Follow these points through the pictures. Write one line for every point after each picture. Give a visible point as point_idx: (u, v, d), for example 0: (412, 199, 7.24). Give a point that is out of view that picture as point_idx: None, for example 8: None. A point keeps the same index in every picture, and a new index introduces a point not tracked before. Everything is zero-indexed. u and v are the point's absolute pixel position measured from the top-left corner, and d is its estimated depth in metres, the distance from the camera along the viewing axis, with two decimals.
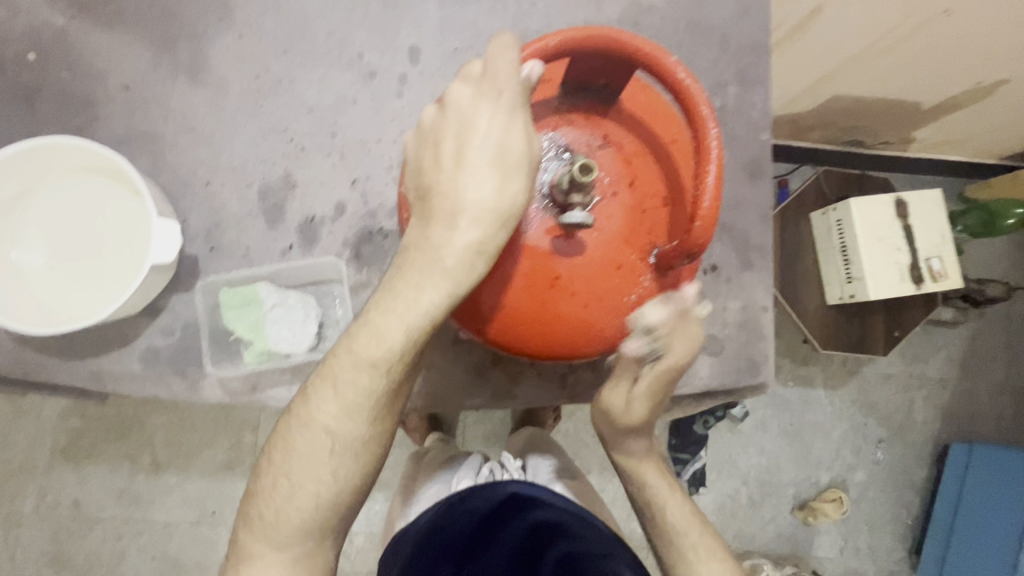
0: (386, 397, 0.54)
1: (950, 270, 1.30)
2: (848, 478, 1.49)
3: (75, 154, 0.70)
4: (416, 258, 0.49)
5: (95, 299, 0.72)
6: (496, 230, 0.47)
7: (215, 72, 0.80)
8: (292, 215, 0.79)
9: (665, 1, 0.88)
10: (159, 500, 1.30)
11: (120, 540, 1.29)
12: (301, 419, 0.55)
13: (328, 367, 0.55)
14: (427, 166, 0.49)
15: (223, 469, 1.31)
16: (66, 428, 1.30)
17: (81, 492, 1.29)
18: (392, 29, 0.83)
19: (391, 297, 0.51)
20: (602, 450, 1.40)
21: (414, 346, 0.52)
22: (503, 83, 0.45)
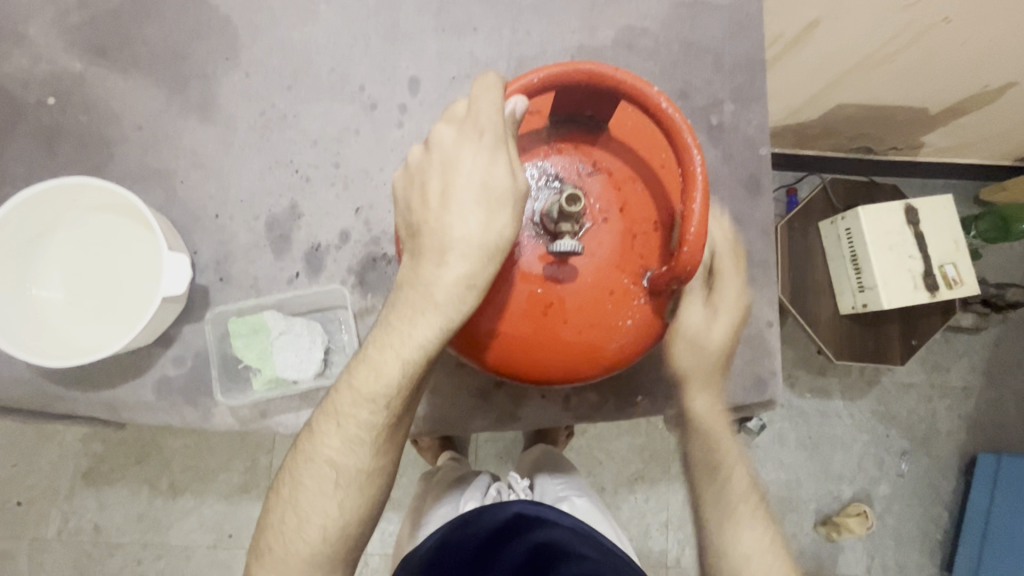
0: (386, 432, 0.55)
1: (965, 275, 1.27)
2: (871, 492, 1.45)
3: (91, 192, 0.73)
4: (408, 295, 0.51)
5: (111, 331, 0.74)
6: (484, 264, 0.49)
7: (223, 109, 0.83)
8: (298, 244, 0.82)
9: (657, 24, 0.90)
10: (177, 523, 1.32)
11: (140, 565, 1.31)
12: (305, 454, 0.57)
13: (330, 402, 0.56)
14: (416, 206, 0.50)
15: (239, 492, 1.33)
16: (87, 454, 1.32)
17: (102, 516, 1.31)
18: (392, 62, 0.86)
19: (388, 334, 0.52)
20: (616, 467, 1.39)
21: (410, 380, 0.53)
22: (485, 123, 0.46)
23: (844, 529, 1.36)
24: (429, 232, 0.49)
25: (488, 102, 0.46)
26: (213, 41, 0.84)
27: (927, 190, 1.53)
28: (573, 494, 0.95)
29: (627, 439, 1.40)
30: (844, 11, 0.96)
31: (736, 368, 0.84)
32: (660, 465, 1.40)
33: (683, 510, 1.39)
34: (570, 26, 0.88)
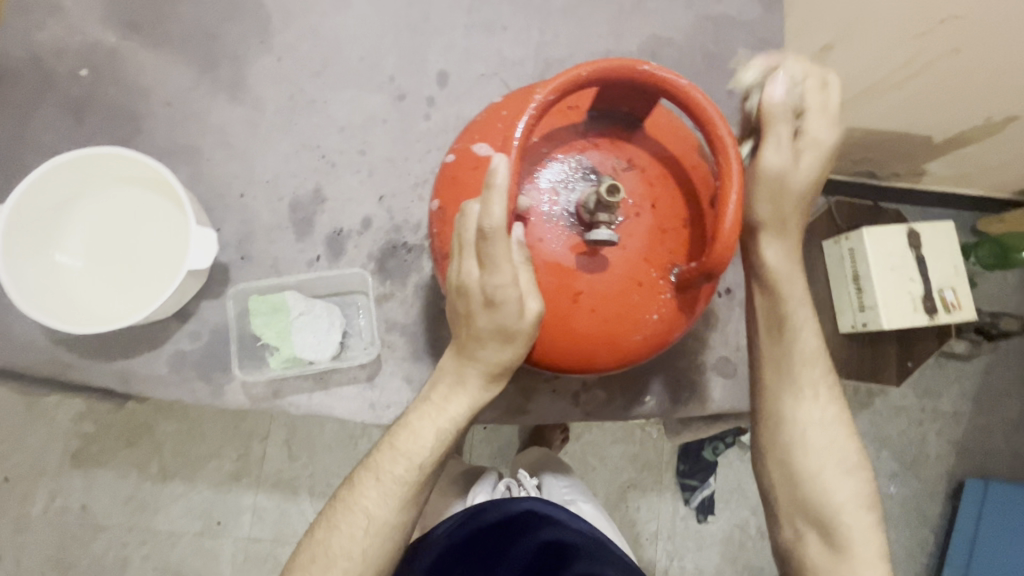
0: (421, 485, 0.57)
1: (963, 301, 1.30)
2: None
3: (122, 164, 0.73)
4: (445, 376, 0.54)
5: (132, 302, 0.75)
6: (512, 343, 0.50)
7: (253, 90, 0.84)
8: (320, 228, 0.82)
9: (682, 35, 0.92)
10: (165, 508, 1.31)
11: (124, 548, 1.29)
12: (346, 502, 0.58)
13: (371, 456, 0.58)
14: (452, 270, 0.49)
15: (230, 479, 1.32)
16: (79, 432, 1.31)
17: (89, 496, 1.30)
18: (422, 55, 0.87)
19: (427, 403, 0.55)
20: (609, 474, 1.39)
21: (445, 447, 0.56)
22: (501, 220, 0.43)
23: None
24: (451, 302, 0.50)
25: (496, 207, 0.42)
26: (247, 24, 0.85)
27: (927, 215, 1.57)
28: (578, 498, 1.00)
29: (621, 445, 1.41)
30: (860, 36, 1.00)
31: (744, 375, 0.86)
32: (652, 474, 1.40)
33: (673, 520, 1.40)
34: (597, 32, 0.90)
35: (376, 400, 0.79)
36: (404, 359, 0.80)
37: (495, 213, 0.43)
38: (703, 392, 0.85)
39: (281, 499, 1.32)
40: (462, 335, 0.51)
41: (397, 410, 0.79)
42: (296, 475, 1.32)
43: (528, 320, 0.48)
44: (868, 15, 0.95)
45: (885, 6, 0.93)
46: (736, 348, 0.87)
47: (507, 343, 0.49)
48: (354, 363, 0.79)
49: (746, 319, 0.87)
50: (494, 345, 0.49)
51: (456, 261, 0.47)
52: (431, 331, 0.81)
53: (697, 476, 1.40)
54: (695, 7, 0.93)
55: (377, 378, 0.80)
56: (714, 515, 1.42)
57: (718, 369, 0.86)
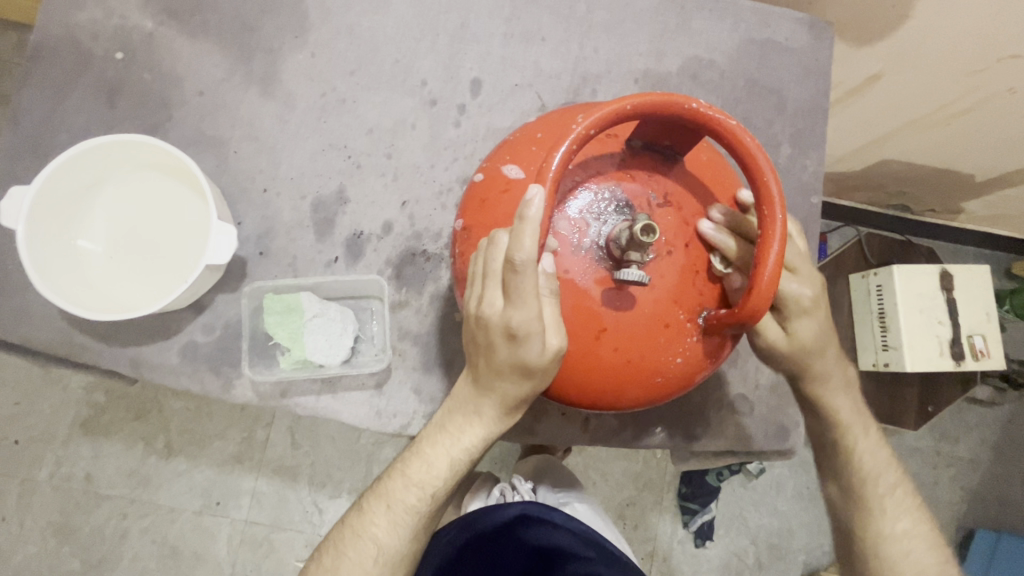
0: (430, 513, 0.55)
1: (994, 348, 1.25)
2: None
3: (150, 152, 0.73)
4: (458, 403, 0.52)
5: (150, 291, 0.75)
6: (529, 379, 0.48)
7: (285, 85, 0.84)
8: (341, 230, 0.82)
9: (725, 58, 0.89)
10: (167, 483, 1.32)
11: (125, 520, 1.31)
12: (355, 528, 0.55)
13: (381, 482, 0.56)
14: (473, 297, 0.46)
15: (232, 461, 1.33)
16: (90, 403, 1.33)
17: (95, 466, 1.32)
18: (457, 62, 0.86)
19: (439, 431, 0.53)
20: (609, 491, 1.37)
21: (457, 477, 0.53)
22: (530, 253, 0.41)
23: None
24: (469, 329, 0.48)
25: (527, 240, 0.40)
26: (285, 18, 0.84)
27: (960, 256, 1.51)
28: (575, 502, 0.98)
29: (623, 463, 1.39)
30: (908, 69, 0.96)
31: (759, 414, 0.84)
32: (653, 494, 1.38)
33: (670, 543, 1.37)
34: (637, 48, 0.88)
35: (383, 408, 0.78)
36: (414, 369, 0.79)
37: (524, 245, 0.41)
38: (716, 428, 0.83)
39: (281, 484, 1.32)
40: (479, 364, 0.49)
41: (403, 420, 0.78)
42: (297, 463, 1.33)
43: (549, 356, 0.46)
44: (917, 49, 0.91)
45: (936, 40, 0.88)
46: (753, 386, 0.84)
47: (526, 377, 0.47)
48: (364, 370, 0.78)
49: None
50: (512, 378, 0.48)
51: (479, 288, 0.45)
52: (444, 342, 0.80)
53: (698, 500, 1.36)
54: (741, 30, 0.90)
55: (385, 386, 0.79)
56: (713, 541, 1.39)
57: (733, 406, 0.83)
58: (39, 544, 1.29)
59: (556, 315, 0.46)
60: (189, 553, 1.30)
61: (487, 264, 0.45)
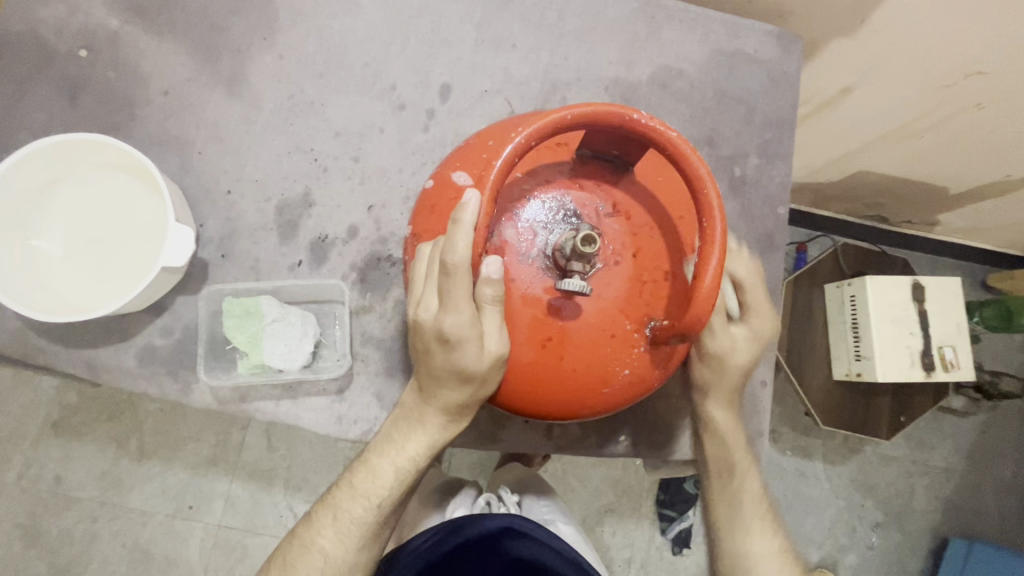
0: (379, 523, 0.53)
1: (963, 360, 1.27)
2: (839, 560, 1.44)
3: (106, 151, 0.72)
4: (403, 411, 0.51)
5: (106, 292, 0.74)
6: (470, 387, 0.46)
7: (252, 86, 0.83)
8: (305, 233, 0.81)
9: (696, 69, 0.90)
10: (138, 487, 1.30)
11: (94, 523, 1.28)
12: (303, 539, 0.54)
13: (329, 492, 0.54)
14: (412, 303, 0.46)
15: (205, 465, 1.31)
16: (60, 404, 1.30)
17: (64, 468, 1.29)
18: (427, 66, 0.86)
19: (385, 440, 0.52)
20: (588, 498, 1.37)
21: (405, 486, 0.52)
22: (464, 260, 0.40)
23: None
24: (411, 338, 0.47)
25: (460, 245, 0.39)
26: (252, 19, 0.84)
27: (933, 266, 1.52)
28: (558, 519, 1.00)
29: (602, 469, 1.38)
30: (879, 82, 0.96)
31: None
32: (631, 501, 1.38)
33: (648, 549, 1.37)
34: (608, 56, 0.89)
35: (344, 414, 0.78)
36: (377, 374, 0.79)
37: (459, 251, 0.40)
38: (682, 437, 0.83)
39: (255, 488, 1.30)
40: (421, 371, 0.48)
41: (365, 426, 0.78)
42: (272, 466, 1.31)
43: (486, 362, 0.45)
44: (888, 61, 0.91)
45: (907, 50, 0.88)
46: None
47: (466, 384, 0.46)
48: (324, 375, 0.77)
49: None
50: (450, 386, 0.46)
51: (418, 294, 0.44)
52: (407, 348, 0.79)
53: (676, 508, 1.37)
54: (711, 41, 0.90)
55: (347, 392, 0.78)
56: (691, 548, 1.39)
57: (699, 415, 0.83)
58: (5, 547, 1.27)
59: (497, 324, 0.44)
60: (160, 558, 1.28)
61: (426, 270, 0.44)
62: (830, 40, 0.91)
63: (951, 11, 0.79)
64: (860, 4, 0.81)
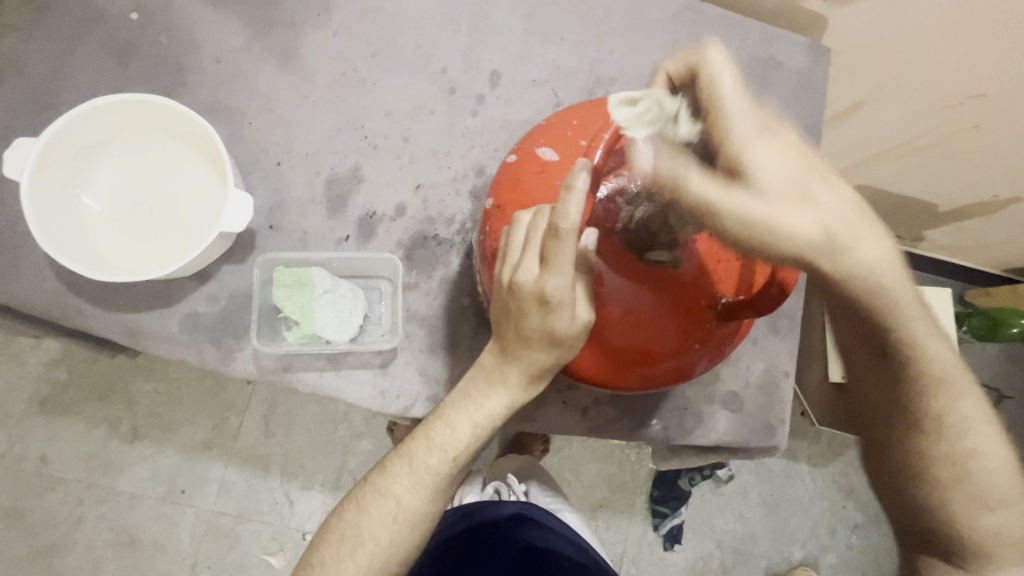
0: (452, 476, 0.56)
1: None
2: (820, 558, 1.44)
3: (164, 114, 0.72)
4: (482, 370, 0.53)
5: (154, 256, 0.73)
6: (556, 350, 0.48)
7: (305, 61, 0.83)
8: (353, 208, 0.82)
9: (731, 73, 0.94)
10: (128, 469, 1.23)
11: (79, 505, 1.21)
12: (377, 487, 0.56)
13: (404, 443, 0.57)
14: (507, 267, 0.47)
15: (200, 449, 1.25)
16: (49, 380, 1.23)
17: (49, 448, 1.22)
18: (476, 53, 0.87)
19: (463, 397, 0.54)
20: (584, 493, 1.37)
21: (479, 442, 0.55)
22: (573, 222, 0.42)
23: None
24: (501, 300, 0.49)
25: (572, 208, 0.41)
26: None
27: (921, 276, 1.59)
28: (564, 508, 1.00)
29: (598, 464, 1.39)
30: (887, 100, 1.01)
31: (749, 411, 0.87)
32: (625, 497, 1.38)
33: (640, 545, 1.38)
34: (651, 54, 0.92)
35: (387, 389, 0.78)
36: (420, 351, 0.80)
37: (569, 213, 0.42)
38: (707, 422, 0.86)
39: (250, 474, 1.25)
40: (507, 334, 0.50)
41: (406, 401, 0.78)
42: (268, 452, 1.25)
43: (576, 327, 0.47)
44: (902, 78, 0.95)
45: (921, 68, 0.92)
46: (744, 384, 0.88)
47: (553, 347, 0.48)
48: (371, 348, 0.78)
49: (756, 357, 0.89)
50: (538, 348, 0.48)
51: (516, 257, 0.46)
52: (450, 325, 0.80)
53: (668, 504, 1.37)
54: (746, 48, 0.95)
55: (391, 366, 0.79)
56: (681, 544, 1.39)
57: (724, 402, 0.87)
58: None
59: (587, 291, 0.47)
60: (146, 544, 1.22)
61: (527, 235, 0.46)
62: (851, 57, 0.97)
63: (966, 33, 0.83)
64: (884, 18, 0.84)
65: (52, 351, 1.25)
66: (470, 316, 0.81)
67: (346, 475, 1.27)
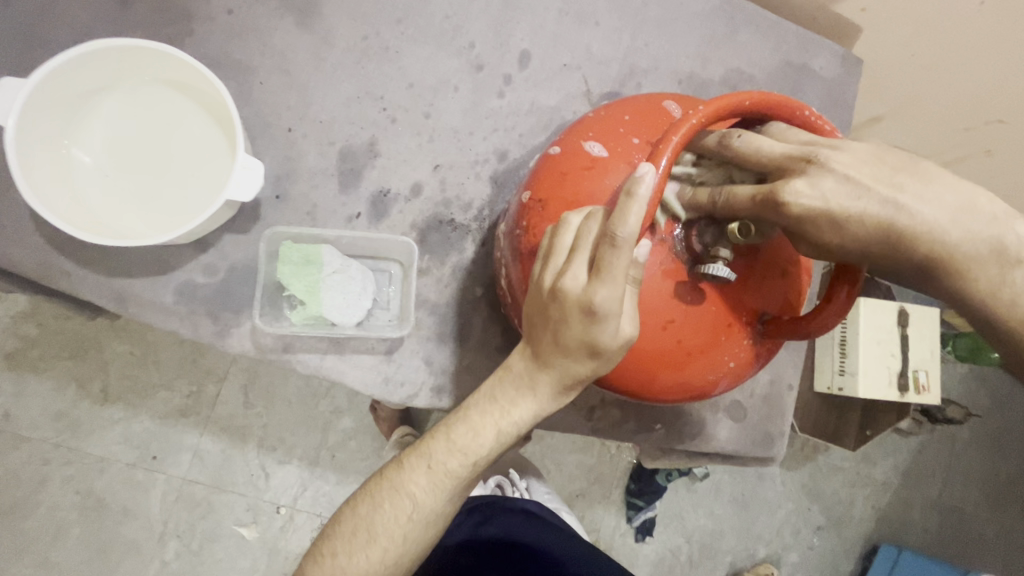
0: (470, 479, 0.53)
1: (933, 384, 1.27)
2: (783, 556, 1.46)
3: (171, 64, 0.66)
4: (513, 373, 0.49)
5: (151, 219, 0.68)
6: (596, 362, 0.46)
7: (325, 20, 0.78)
8: (368, 184, 0.77)
9: (762, 75, 0.91)
10: (98, 432, 1.17)
11: (44, 466, 1.15)
12: (391, 484, 0.53)
13: (422, 441, 0.53)
14: (552, 268, 0.44)
15: (175, 415, 1.20)
16: (17, 333, 1.16)
17: (15, 405, 1.15)
18: (508, 29, 0.82)
19: (490, 400, 0.50)
20: (561, 483, 1.34)
21: (502, 448, 0.51)
22: (634, 229, 0.39)
23: None
24: (540, 304, 0.45)
25: (635, 216, 0.38)
26: None
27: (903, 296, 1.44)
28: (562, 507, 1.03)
29: (580, 455, 1.35)
30: (906, 118, 1.00)
31: (750, 420, 0.87)
32: (602, 488, 1.36)
33: (613, 535, 1.36)
34: (685, 50, 0.88)
35: (391, 375, 0.75)
36: (427, 339, 0.76)
37: (629, 220, 0.39)
38: (708, 429, 0.86)
39: (227, 445, 1.20)
40: (544, 339, 0.46)
41: (410, 390, 0.76)
42: (247, 423, 1.21)
43: (620, 341, 0.44)
44: (922, 97, 0.93)
45: (946, 88, 0.89)
46: (748, 394, 0.88)
47: (591, 358, 0.45)
48: (379, 334, 0.75)
49: (763, 367, 0.88)
50: (577, 358, 0.45)
51: (563, 261, 0.43)
52: (461, 315, 0.77)
53: (644, 497, 1.34)
54: (783, 51, 0.92)
55: (396, 353, 0.76)
56: (652, 537, 1.38)
57: (727, 411, 0.87)
58: None
59: (634, 303, 0.44)
60: (114, 509, 1.17)
61: (577, 237, 0.43)
62: (879, 70, 0.95)
63: (998, 55, 0.80)
64: (919, 31, 0.82)
65: (21, 305, 1.17)
66: (483, 307, 0.78)
67: (326, 451, 1.23)
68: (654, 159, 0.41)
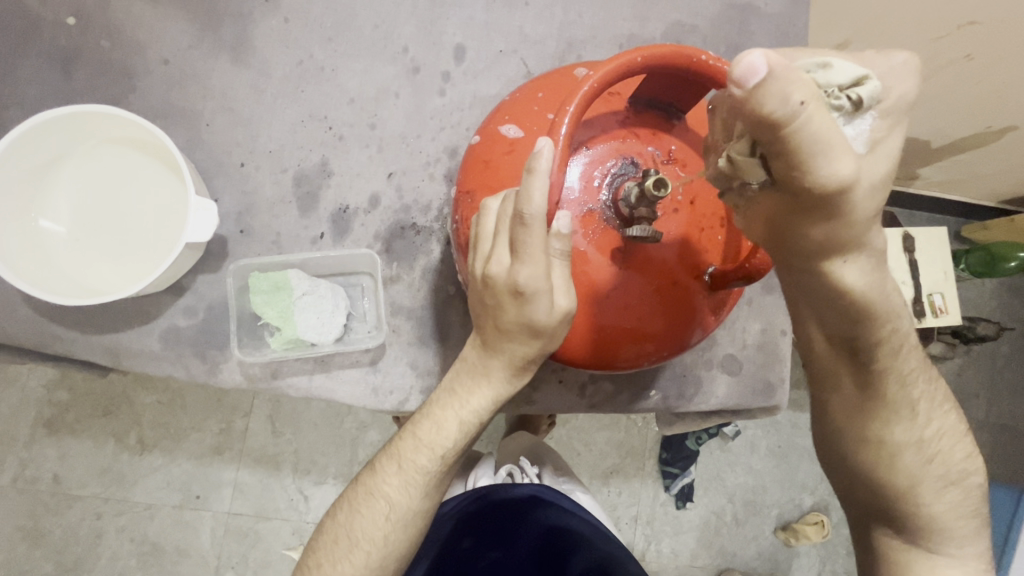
0: (443, 472, 0.57)
1: (951, 305, 1.15)
2: (831, 502, 1.42)
3: (112, 123, 0.68)
4: (465, 365, 0.52)
5: (124, 275, 0.71)
6: (538, 340, 0.47)
7: (259, 53, 0.79)
8: (325, 204, 0.79)
9: (707, 22, 0.89)
10: (141, 480, 1.23)
11: (98, 520, 1.21)
12: (368, 489, 0.58)
13: (393, 443, 0.58)
14: (479, 257, 0.45)
15: (210, 454, 1.24)
16: (52, 401, 1.22)
17: (61, 467, 1.22)
18: (438, 27, 0.83)
19: (449, 394, 0.54)
20: (592, 462, 1.34)
21: (467, 439, 0.55)
22: (538, 208, 0.39)
23: (802, 535, 1.35)
24: (476, 293, 0.47)
25: (536, 193, 0.39)
26: None
27: (909, 221, 1.35)
28: (577, 489, 1.02)
29: (606, 432, 1.35)
30: (874, 37, 0.89)
31: (747, 372, 0.86)
32: (635, 462, 1.35)
33: (652, 506, 1.35)
34: (622, 12, 0.87)
35: (379, 385, 0.77)
36: (410, 344, 0.78)
37: (532, 194, 0.39)
38: (706, 387, 0.85)
39: (261, 474, 1.24)
40: (487, 326, 0.48)
41: (400, 396, 0.77)
42: (278, 451, 1.24)
43: (557, 316, 0.45)
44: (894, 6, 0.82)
45: None
46: (741, 346, 0.87)
47: (535, 338, 0.46)
48: (359, 346, 0.77)
49: (753, 318, 0.87)
50: (521, 339, 0.47)
51: (486, 249, 0.44)
52: (439, 314, 0.78)
53: (677, 464, 1.34)
54: None
55: (381, 362, 0.77)
56: (693, 502, 1.37)
57: (722, 365, 0.86)
58: (8, 551, 1.20)
59: (566, 277, 0.45)
60: (170, 550, 1.23)
61: (496, 222, 0.44)
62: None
63: None
64: None
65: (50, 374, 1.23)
66: (458, 304, 0.78)
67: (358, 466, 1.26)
68: (552, 133, 0.41)
